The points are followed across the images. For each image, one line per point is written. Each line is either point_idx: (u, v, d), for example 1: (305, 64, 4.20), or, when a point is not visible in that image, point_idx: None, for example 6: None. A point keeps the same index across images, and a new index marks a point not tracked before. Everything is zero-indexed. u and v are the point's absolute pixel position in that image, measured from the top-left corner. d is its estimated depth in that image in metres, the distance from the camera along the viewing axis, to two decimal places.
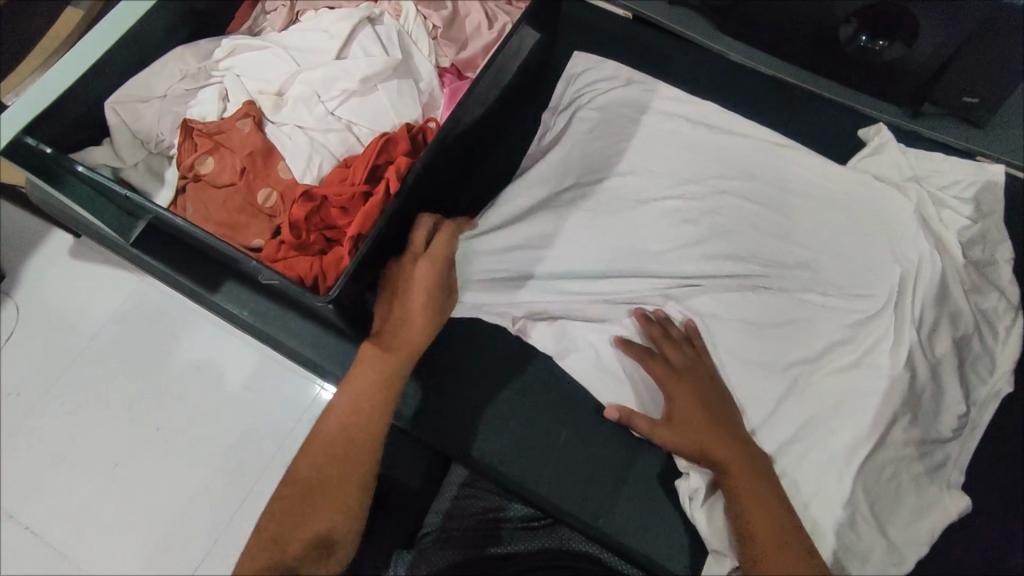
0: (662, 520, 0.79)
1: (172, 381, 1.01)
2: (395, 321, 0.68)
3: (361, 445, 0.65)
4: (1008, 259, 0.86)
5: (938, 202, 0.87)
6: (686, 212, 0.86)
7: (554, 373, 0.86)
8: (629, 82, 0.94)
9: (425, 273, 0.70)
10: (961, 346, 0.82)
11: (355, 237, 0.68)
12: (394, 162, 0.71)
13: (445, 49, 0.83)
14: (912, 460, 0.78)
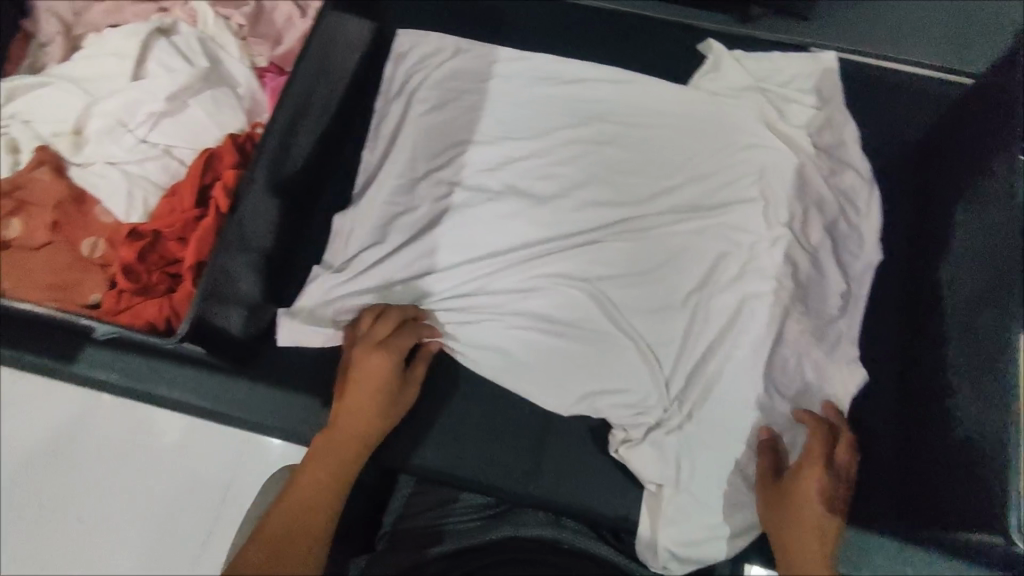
0: (590, 468, 0.82)
1: (41, 484, 0.83)
2: (357, 403, 0.71)
3: (336, 496, 0.65)
4: (854, 138, 0.89)
5: (782, 100, 0.90)
6: (548, 168, 0.88)
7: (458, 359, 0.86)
8: (459, 51, 0.94)
9: (376, 364, 0.73)
10: (831, 231, 0.85)
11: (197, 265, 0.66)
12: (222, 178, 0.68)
13: (259, 48, 0.78)
14: (809, 349, 0.80)
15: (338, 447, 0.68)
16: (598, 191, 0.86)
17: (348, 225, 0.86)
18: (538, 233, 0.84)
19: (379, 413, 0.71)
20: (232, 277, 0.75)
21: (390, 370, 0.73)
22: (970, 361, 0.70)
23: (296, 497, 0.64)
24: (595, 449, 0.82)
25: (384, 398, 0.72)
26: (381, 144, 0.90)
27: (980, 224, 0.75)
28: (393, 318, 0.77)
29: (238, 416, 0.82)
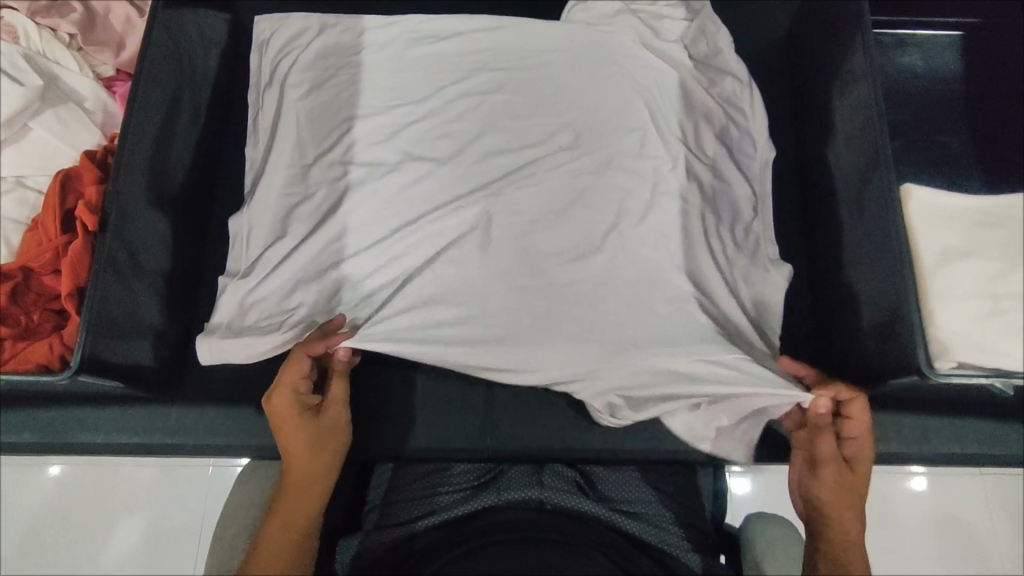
0: (542, 410, 0.84)
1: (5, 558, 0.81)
2: (296, 449, 0.66)
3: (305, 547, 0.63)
4: (729, 44, 0.90)
5: (654, 17, 0.91)
6: (440, 127, 0.86)
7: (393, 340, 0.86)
8: (323, 27, 0.90)
9: (284, 402, 0.67)
10: (723, 138, 0.87)
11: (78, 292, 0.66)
12: (83, 200, 0.68)
13: (100, 57, 0.75)
14: (729, 255, 0.82)
15: (293, 497, 0.65)
16: (494, 142, 0.85)
17: (244, 227, 0.81)
18: (441, 196, 0.82)
19: (325, 447, 0.67)
20: (132, 303, 0.71)
21: (302, 404, 0.68)
22: (861, 234, 0.74)
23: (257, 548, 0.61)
24: (540, 393, 0.85)
25: (315, 433, 0.68)
26: (262, 139, 0.86)
27: (850, 103, 0.78)
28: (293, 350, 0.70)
29: (173, 445, 0.79)
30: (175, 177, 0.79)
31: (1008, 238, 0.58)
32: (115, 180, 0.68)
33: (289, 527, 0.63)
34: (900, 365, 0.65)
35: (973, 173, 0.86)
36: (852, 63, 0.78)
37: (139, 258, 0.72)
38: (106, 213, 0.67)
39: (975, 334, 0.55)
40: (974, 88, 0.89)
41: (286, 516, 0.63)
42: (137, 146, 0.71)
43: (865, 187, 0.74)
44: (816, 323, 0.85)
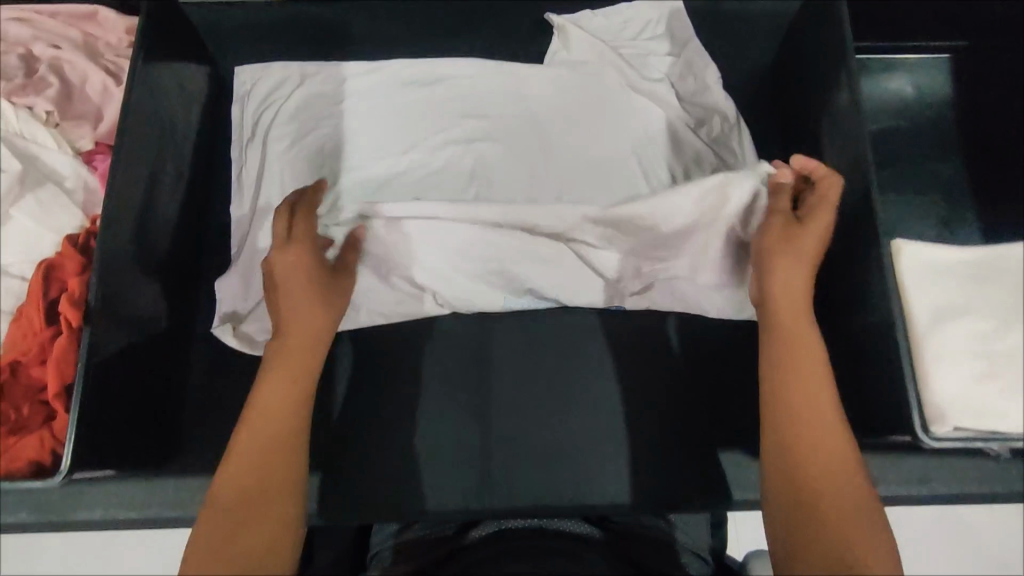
0: (541, 468, 0.81)
1: None
2: (295, 319, 0.66)
3: (298, 429, 0.62)
4: (716, 79, 0.89)
5: (639, 54, 0.91)
6: (425, 177, 0.85)
7: (385, 404, 0.84)
8: (306, 77, 0.89)
9: (306, 309, 0.67)
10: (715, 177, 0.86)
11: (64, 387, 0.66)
12: (68, 292, 0.68)
13: (79, 130, 0.75)
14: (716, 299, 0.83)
15: (291, 365, 0.64)
16: (482, 192, 0.84)
17: (233, 289, 0.81)
18: (429, 249, 0.82)
19: (328, 319, 0.68)
20: (121, 386, 0.71)
21: (323, 309, 0.68)
22: (855, 277, 0.73)
23: (251, 491, 0.58)
24: (534, 445, 0.82)
25: (325, 310, 0.67)
26: (248, 196, 0.85)
27: (840, 139, 0.76)
28: (297, 236, 0.68)
29: (169, 520, 0.72)
30: (161, 249, 0.79)
31: (1000, 294, 0.57)
32: (99, 268, 0.67)
33: (291, 455, 0.61)
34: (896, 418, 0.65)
35: (966, 204, 0.85)
36: (838, 98, 0.77)
37: (127, 338, 0.72)
38: (88, 302, 0.66)
39: (972, 397, 0.55)
40: (966, 116, 0.88)
41: (288, 444, 0.61)
42: (121, 229, 0.70)
43: (851, 229, 0.73)
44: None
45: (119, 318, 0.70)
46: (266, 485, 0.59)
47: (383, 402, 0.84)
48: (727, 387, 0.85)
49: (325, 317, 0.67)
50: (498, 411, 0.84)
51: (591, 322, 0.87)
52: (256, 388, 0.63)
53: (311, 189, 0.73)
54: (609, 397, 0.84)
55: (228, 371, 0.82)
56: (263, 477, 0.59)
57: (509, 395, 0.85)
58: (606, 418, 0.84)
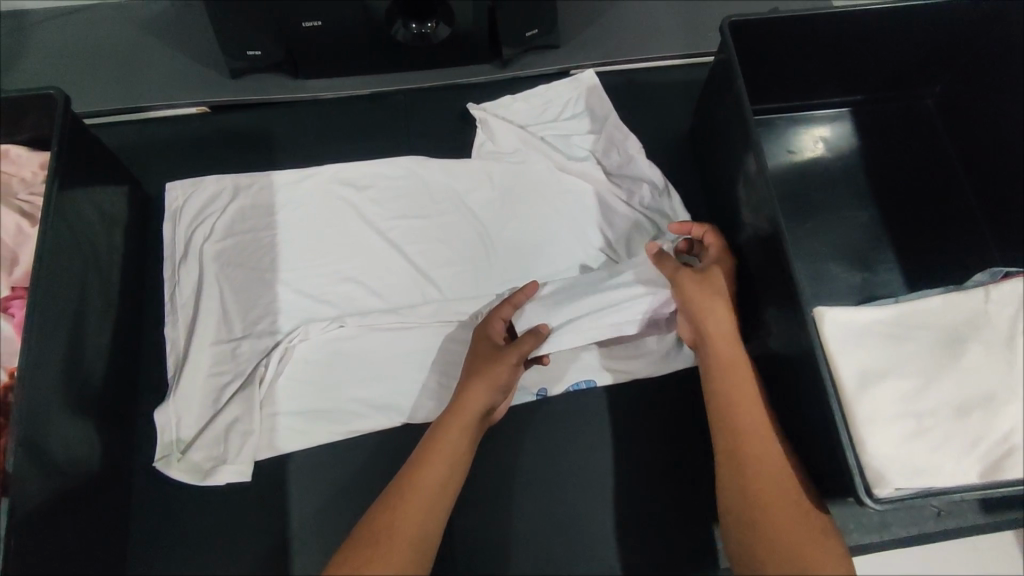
0: (506, 562, 0.79)
1: None
2: (459, 388, 0.74)
3: (441, 505, 0.67)
4: (638, 149, 0.93)
5: (562, 132, 0.94)
6: (366, 279, 0.85)
7: (338, 517, 0.78)
8: (236, 188, 0.89)
9: (484, 397, 0.73)
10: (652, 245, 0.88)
11: None
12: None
13: None
14: (662, 358, 0.85)
15: (461, 421, 0.71)
16: (423, 285, 0.85)
17: (172, 415, 0.78)
18: (377, 352, 0.82)
19: (486, 392, 0.73)
20: (55, 549, 0.67)
21: (487, 387, 0.73)
22: (776, 338, 0.75)
23: (397, 535, 0.63)
24: (497, 543, 0.80)
25: (480, 386, 0.73)
26: (183, 317, 0.83)
27: (753, 200, 0.78)
28: (500, 311, 0.79)
29: None
30: (95, 386, 0.76)
31: (919, 350, 0.60)
32: (16, 439, 0.63)
33: (427, 530, 0.65)
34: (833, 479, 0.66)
35: (886, 248, 0.89)
36: (747, 162, 0.79)
37: (54, 498, 0.67)
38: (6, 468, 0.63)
39: (905, 455, 0.57)
40: (873, 164, 0.93)
41: (433, 511, 0.66)
42: (37, 390, 0.66)
43: (773, 294, 0.74)
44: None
45: (41, 471, 0.66)
46: (397, 535, 0.63)
47: (333, 516, 0.78)
48: (687, 456, 0.84)
49: (482, 401, 0.72)
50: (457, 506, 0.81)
51: (547, 401, 0.85)
52: (432, 435, 0.71)
53: (519, 289, 0.81)
54: (569, 482, 0.82)
55: (174, 504, 0.78)
56: (407, 529, 0.64)
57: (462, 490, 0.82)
58: (572, 505, 0.81)
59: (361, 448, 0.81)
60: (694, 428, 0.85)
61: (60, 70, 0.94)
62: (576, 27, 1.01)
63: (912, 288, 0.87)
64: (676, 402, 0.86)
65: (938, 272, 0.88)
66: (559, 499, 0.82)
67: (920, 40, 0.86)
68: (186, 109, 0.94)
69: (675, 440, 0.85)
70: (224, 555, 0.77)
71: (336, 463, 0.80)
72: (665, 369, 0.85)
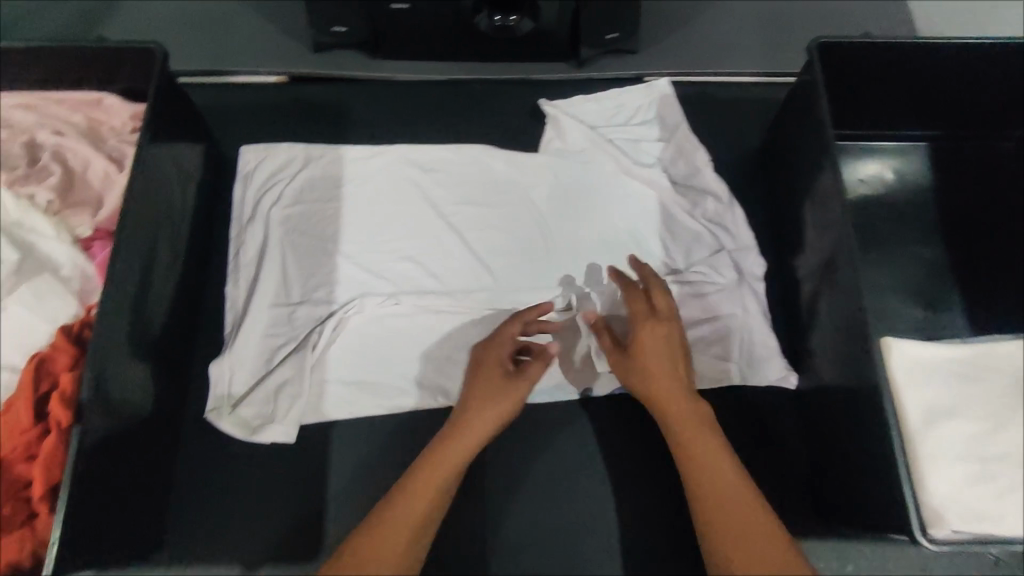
0: (537, 554, 0.79)
1: None
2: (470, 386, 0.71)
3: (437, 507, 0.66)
4: (706, 162, 0.92)
5: (630, 138, 0.95)
6: (424, 260, 0.86)
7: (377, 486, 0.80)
8: (308, 158, 0.91)
9: (478, 405, 0.69)
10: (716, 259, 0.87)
11: (50, 490, 0.62)
12: (59, 386, 0.64)
13: (77, 218, 0.72)
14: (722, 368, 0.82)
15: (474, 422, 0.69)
16: (480, 272, 0.86)
17: (227, 371, 0.80)
18: (429, 331, 0.83)
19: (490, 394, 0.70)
20: (108, 484, 0.69)
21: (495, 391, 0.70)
22: (838, 363, 0.74)
23: (386, 547, 0.62)
24: (530, 537, 0.80)
25: (494, 391, 0.70)
26: (245, 278, 0.86)
27: (826, 223, 0.77)
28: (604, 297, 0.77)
29: None
30: (157, 335, 0.78)
31: (989, 395, 0.60)
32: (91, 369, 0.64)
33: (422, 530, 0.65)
34: (884, 512, 0.65)
35: (953, 287, 0.87)
36: (823, 185, 0.78)
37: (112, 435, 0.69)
38: (79, 400, 0.62)
39: (970, 498, 0.57)
40: (947, 201, 0.91)
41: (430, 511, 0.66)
42: (110, 327, 0.68)
43: (838, 316, 0.74)
44: (804, 441, 0.82)
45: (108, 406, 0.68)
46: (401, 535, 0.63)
47: (371, 485, 0.80)
48: (729, 471, 0.83)
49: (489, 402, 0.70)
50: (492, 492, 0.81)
51: (593, 401, 0.85)
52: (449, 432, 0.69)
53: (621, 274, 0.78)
54: (606, 486, 0.82)
55: (219, 456, 0.80)
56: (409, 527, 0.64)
57: (501, 478, 0.82)
58: (605, 509, 0.81)
59: (404, 423, 0.82)
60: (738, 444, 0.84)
61: (152, 29, 0.97)
62: (655, 35, 1.00)
63: (977, 330, 0.85)
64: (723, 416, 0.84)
65: (1006, 317, 0.86)
66: (594, 502, 0.81)
67: (1012, 79, 0.84)
68: (267, 77, 0.97)
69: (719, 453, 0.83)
70: (265, 510, 0.79)
71: (380, 434, 0.81)
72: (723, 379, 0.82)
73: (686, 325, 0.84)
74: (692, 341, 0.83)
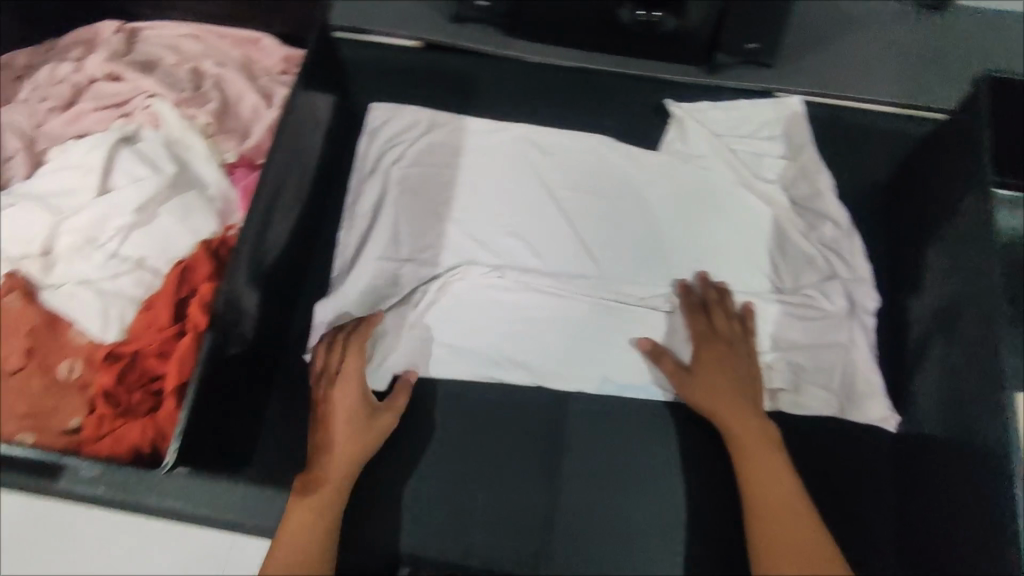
0: (611, 549, 0.77)
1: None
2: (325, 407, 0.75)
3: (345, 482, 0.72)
4: (829, 187, 0.89)
5: (754, 151, 0.93)
6: (531, 238, 0.87)
7: (457, 448, 0.81)
8: (433, 123, 0.93)
9: (353, 409, 0.75)
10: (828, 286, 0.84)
11: (179, 387, 0.65)
12: (199, 292, 0.67)
13: (227, 143, 0.76)
14: (820, 393, 0.80)
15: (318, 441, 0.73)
16: (584, 259, 0.86)
17: (332, 311, 0.84)
18: (527, 307, 0.84)
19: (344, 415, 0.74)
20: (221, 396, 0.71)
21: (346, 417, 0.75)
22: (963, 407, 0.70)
23: (301, 514, 0.69)
24: (605, 531, 0.77)
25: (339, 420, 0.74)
26: (357, 228, 0.89)
27: (964, 262, 0.74)
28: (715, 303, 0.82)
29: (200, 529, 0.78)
30: (274, 267, 0.81)
31: None
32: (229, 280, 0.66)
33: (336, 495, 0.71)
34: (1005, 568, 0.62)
35: None
36: (967, 222, 0.74)
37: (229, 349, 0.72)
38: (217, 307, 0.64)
39: None
40: None
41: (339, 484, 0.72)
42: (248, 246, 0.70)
43: (964, 362, 0.70)
44: (902, 483, 0.79)
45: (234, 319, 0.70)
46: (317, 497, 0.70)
47: (452, 446, 0.81)
48: (821, 503, 0.78)
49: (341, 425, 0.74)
50: (570, 477, 0.80)
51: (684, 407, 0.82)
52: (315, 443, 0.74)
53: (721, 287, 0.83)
54: (688, 495, 0.79)
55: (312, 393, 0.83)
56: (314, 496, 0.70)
57: (583, 466, 0.80)
58: (683, 523, 0.78)
59: (489, 392, 0.83)
60: (833, 476, 0.80)
61: None
62: (792, 51, 0.98)
63: None
64: (823, 443, 0.81)
65: None
66: (672, 512, 0.78)
67: None
68: (402, 41, 0.99)
69: (814, 481, 0.79)
70: None
71: (466, 398, 0.83)
72: (820, 406, 0.80)
73: (785, 347, 0.82)
74: (790, 366, 0.82)
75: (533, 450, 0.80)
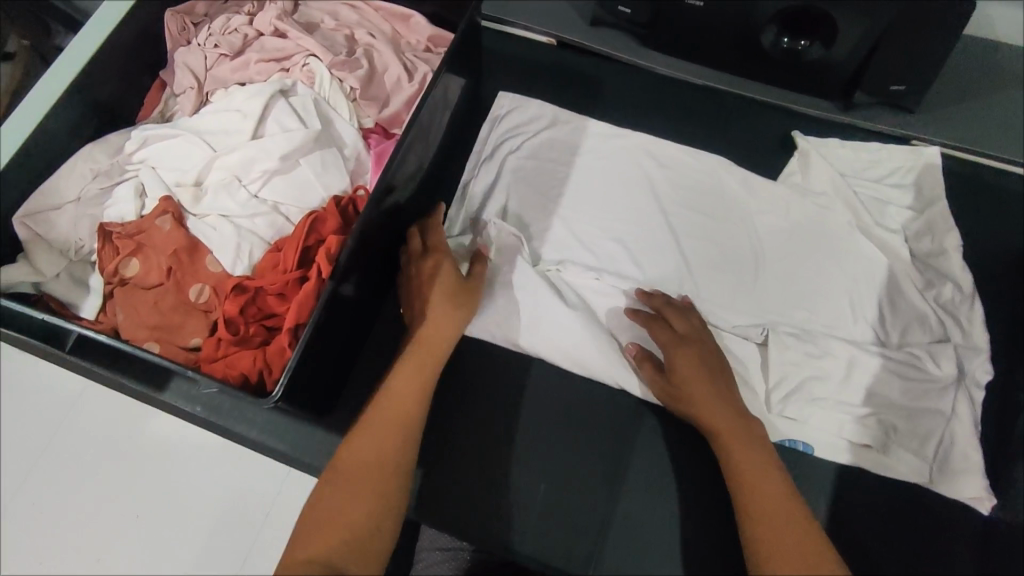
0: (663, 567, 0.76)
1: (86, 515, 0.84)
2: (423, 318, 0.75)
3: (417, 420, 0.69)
4: (957, 246, 0.85)
5: (879, 197, 0.89)
6: (632, 245, 0.88)
7: (527, 437, 0.81)
8: (555, 120, 0.95)
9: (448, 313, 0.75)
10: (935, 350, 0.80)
11: (294, 327, 0.70)
12: (325, 242, 0.72)
13: (367, 109, 0.82)
14: (910, 458, 0.77)
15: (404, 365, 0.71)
16: (683, 276, 0.86)
17: None
18: (617, 314, 0.85)
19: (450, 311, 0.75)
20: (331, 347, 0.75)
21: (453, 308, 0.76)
22: None
23: (368, 450, 0.65)
24: (660, 548, 0.76)
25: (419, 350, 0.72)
26: (465, 208, 0.91)
27: None
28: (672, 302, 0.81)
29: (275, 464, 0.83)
30: None
31: None
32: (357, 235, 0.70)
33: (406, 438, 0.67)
34: None
35: None
36: None
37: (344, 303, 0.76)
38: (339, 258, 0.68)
39: None
40: None
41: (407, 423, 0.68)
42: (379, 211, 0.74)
43: None
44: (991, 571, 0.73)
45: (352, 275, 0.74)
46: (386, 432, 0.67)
47: (522, 434, 0.81)
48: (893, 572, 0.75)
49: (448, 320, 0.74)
50: (635, 489, 0.79)
51: None
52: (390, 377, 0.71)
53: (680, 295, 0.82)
54: None
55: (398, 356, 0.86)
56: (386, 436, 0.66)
57: (649, 480, 0.79)
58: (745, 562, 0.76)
59: (568, 389, 0.83)
60: (913, 549, 0.75)
61: None
62: (940, 100, 0.93)
63: None
64: (903, 512, 0.77)
65: None
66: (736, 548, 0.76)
67: None
68: (536, 37, 1.02)
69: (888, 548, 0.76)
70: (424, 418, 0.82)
71: (543, 390, 0.83)
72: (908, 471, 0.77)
73: (878, 404, 0.79)
74: (882, 424, 0.78)
75: (601, 455, 0.80)
